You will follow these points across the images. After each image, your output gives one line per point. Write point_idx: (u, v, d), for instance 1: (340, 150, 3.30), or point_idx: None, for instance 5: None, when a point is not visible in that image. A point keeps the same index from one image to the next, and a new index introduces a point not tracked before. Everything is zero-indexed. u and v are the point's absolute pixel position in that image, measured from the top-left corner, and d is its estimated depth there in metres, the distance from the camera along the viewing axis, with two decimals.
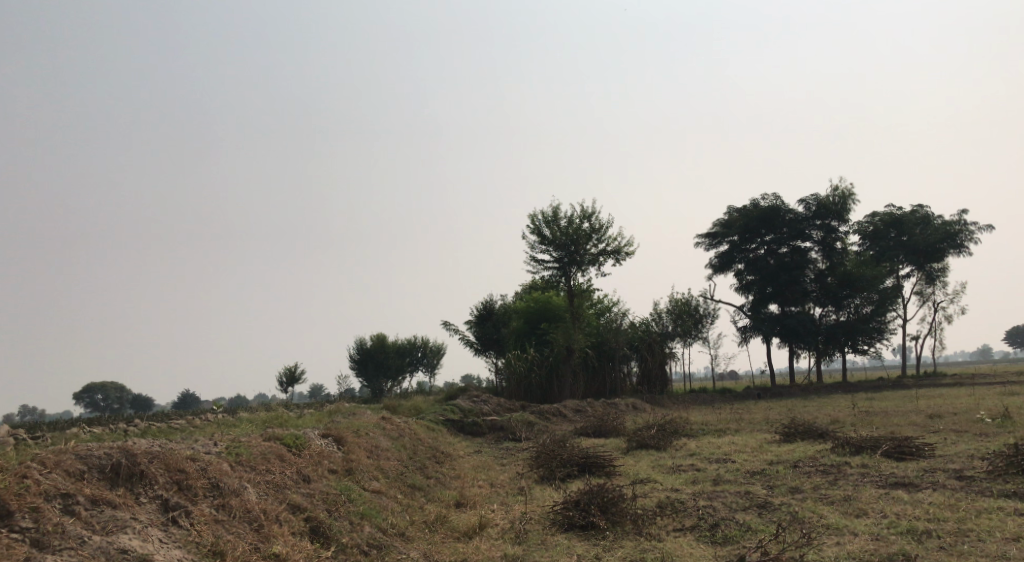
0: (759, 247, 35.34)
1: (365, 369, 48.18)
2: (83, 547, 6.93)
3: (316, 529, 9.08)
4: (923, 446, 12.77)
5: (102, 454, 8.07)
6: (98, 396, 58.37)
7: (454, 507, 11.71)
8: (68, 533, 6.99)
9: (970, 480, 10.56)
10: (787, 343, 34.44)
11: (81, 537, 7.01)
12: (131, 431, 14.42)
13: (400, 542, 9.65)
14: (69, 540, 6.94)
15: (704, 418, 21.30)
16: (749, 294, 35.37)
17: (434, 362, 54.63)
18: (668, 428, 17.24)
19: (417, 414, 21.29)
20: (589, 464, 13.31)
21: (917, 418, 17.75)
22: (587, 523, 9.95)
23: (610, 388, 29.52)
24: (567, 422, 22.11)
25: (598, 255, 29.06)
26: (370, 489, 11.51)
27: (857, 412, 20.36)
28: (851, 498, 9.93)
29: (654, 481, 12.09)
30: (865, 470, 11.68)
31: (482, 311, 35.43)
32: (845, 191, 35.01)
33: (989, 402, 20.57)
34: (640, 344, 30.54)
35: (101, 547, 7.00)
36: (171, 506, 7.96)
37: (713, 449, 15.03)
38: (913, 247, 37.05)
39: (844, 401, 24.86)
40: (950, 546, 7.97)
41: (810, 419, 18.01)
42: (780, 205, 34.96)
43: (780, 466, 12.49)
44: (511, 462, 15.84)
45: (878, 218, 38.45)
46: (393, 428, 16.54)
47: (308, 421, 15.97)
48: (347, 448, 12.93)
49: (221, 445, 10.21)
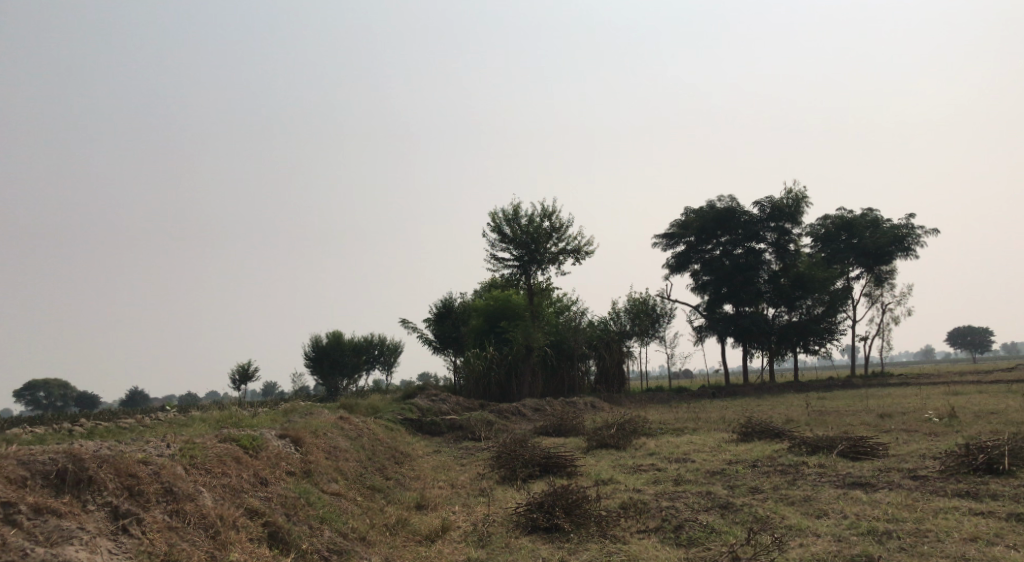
0: (714, 248, 35.71)
1: (320, 367, 47.64)
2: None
3: (274, 534, 8.87)
4: (877, 446, 12.98)
5: (46, 460, 7.75)
6: (40, 394, 56.82)
7: (415, 509, 11.58)
8: (9, 546, 6.71)
9: (925, 480, 10.75)
10: (741, 343, 34.92)
11: (24, 550, 6.74)
12: (77, 431, 14.02)
13: (361, 547, 9.48)
14: (10, 553, 6.65)
15: (661, 417, 21.43)
16: (705, 294, 35.75)
17: (391, 360, 54.20)
18: (627, 427, 17.31)
19: (374, 413, 21.08)
20: (551, 464, 13.28)
21: (869, 418, 18.07)
22: (551, 525, 9.92)
23: (568, 387, 29.57)
24: (526, 421, 22.09)
25: (558, 254, 29.10)
26: (329, 492, 11.31)
27: (811, 411, 20.65)
28: (811, 499, 10.04)
29: (616, 481, 12.09)
30: (822, 469, 11.84)
31: (441, 310, 35.30)
32: (799, 194, 35.57)
33: (936, 402, 21.05)
34: (599, 342, 30.63)
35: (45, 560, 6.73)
36: (121, 514, 7.68)
37: (673, 448, 15.12)
38: (863, 250, 37.78)
39: (797, 401, 25.19)
40: (911, 547, 8.08)
41: (766, 419, 18.21)
42: (735, 207, 35.43)
43: (739, 466, 12.59)
44: (470, 463, 15.73)
45: (830, 221, 39.17)
46: (352, 428, 16.33)
47: (263, 421, 15.61)
48: (305, 449, 12.70)
49: (174, 447, 9.89)
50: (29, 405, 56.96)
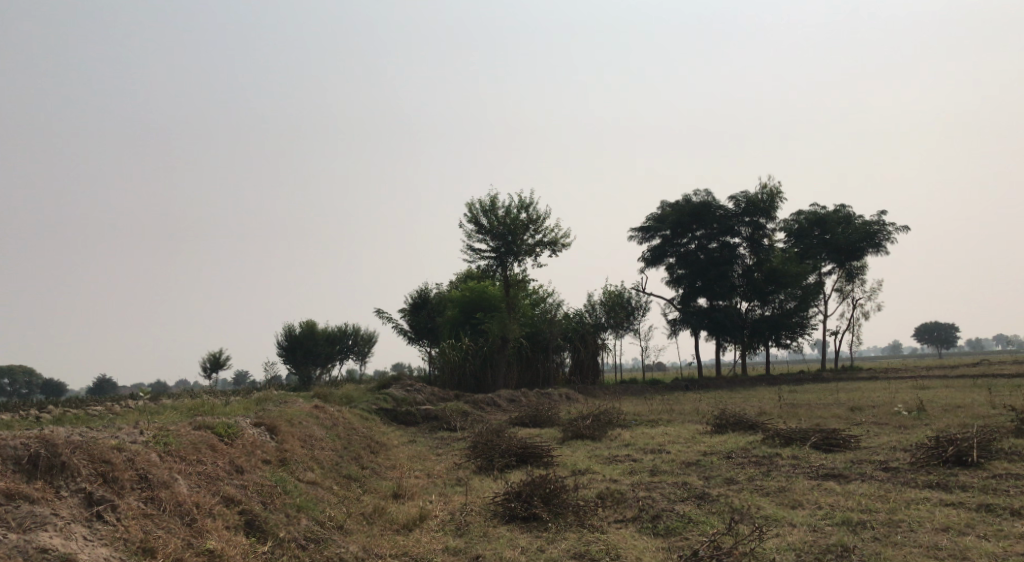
0: (690, 242, 35.91)
1: (293, 356, 47.34)
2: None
3: (251, 522, 8.80)
4: (849, 438, 13.14)
5: (18, 444, 7.61)
6: (7, 381, 56.08)
7: (392, 498, 11.55)
8: None
9: (896, 471, 10.92)
10: (714, 336, 35.18)
11: None
12: (47, 418, 13.78)
13: (338, 535, 9.42)
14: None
15: (636, 409, 21.54)
16: (679, 288, 35.97)
17: (365, 350, 53.93)
18: (603, 419, 17.39)
19: (349, 403, 20.99)
20: (527, 454, 13.31)
21: (840, 411, 18.31)
22: (529, 515, 9.94)
23: (542, 378, 29.62)
24: (501, 412, 22.13)
25: (535, 246, 29.13)
26: (305, 480, 11.24)
27: (782, 404, 20.86)
28: (786, 489, 10.16)
29: (593, 471, 12.14)
30: (796, 461, 11.97)
31: (416, 300, 35.20)
32: (773, 190, 35.89)
33: (905, 396, 21.37)
34: (574, 335, 30.73)
35: (18, 546, 6.58)
36: (96, 500, 7.56)
37: (648, 440, 15.21)
38: (835, 245, 38.22)
39: (769, 393, 25.45)
40: (885, 537, 8.21)
41: (739, 411, 18.35)
42: (711, 201, 35.65)
43: (714, 457, 12.69)
44: (446, 453, 15.71)
45: (803, 216, 39.56)
46: (327, 417, 16.25)
47: (237, 409, 15.47)
48: (280, 437, 12.62)
49: (148, 434, 9.77)
50: None
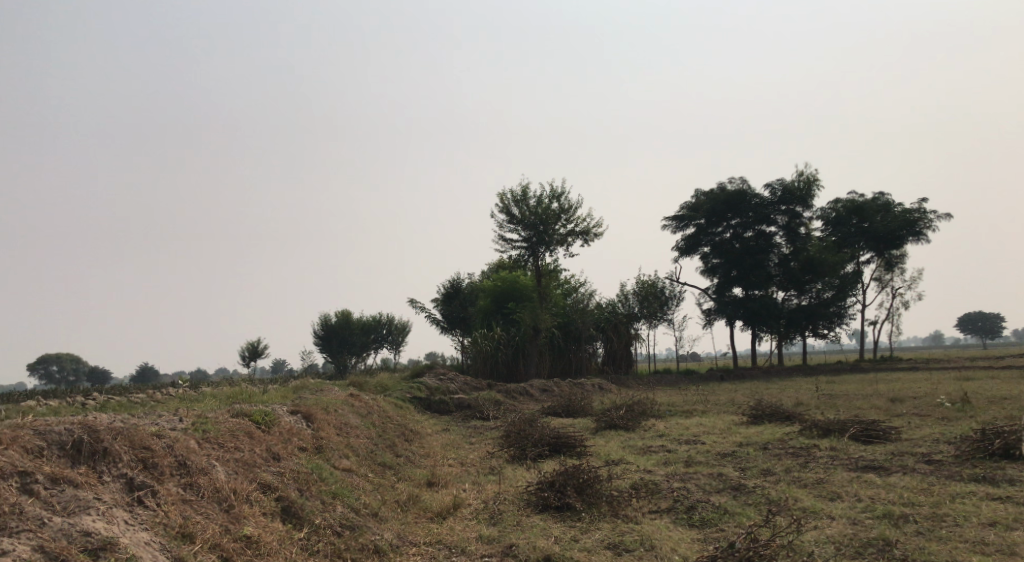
0: (725, 231, 35.55)
1: (329, 345, 47.86)
2: (43, 530, 6.46)
3: (287, 509, 8.88)
4: (890, 430, 12.91)
5: (61, 430, 7.66)
6: (53, 368, 57.60)
7: (426, 486, 11.62)
8: (26, 514, 6.52)
9: (939, 464, 10.71)
10: (750, 326, 34.81)
11: (41, 519, 6.55)
12: (90, 405, 14.08)
13: (373, 523, 9.49)
14: (27, 521, 6.46)
15: (670, 399, 21.41)
16: (714, 277, 35.64)
17: (400, 339, 54.28)
18: (637, 409, 17.31)
19: (383, 392, 21.15)
20: (560, 443, 13.31)
21: (880, 402, 18.02)
22: (563, 504, 9.92)
23: (575, 368, 29.54)
24: (534, 401, 22.14)
25: (567, 235, 29.04)
26: (340, 468, 11.33)
27: (820, 395, 20.57)
28: (824, 481, 10.02)
29: (627, 461, 12.10)
30: (834, 452, 11.81)
31: (449, 290, 35.32)
32: (810, 177, 35.36)
33: (948, 387, 20.92)
34: (607, 325, 30.58)
35: (63, 529, 6.53)
36: (136, 486, 7.63)
37: (682, 430, 15.10)
38: (874, 234, 37.55)
39: (806, 384, 25.10)
40: (928, 531, 8.06)
41: (776, 402, 18.12)
42: (746, 189, 35.21)
43: (750, 448, 12.56)
44: (480, 442, 15.76)
45: (841, 205, 38.95)
46: (362, 405, 16.36)
47: (274, 397, 15.66)
48: (316, 425, 12.73)
49: (187, 422, 9.91)
50: (41, 378, 57.66)
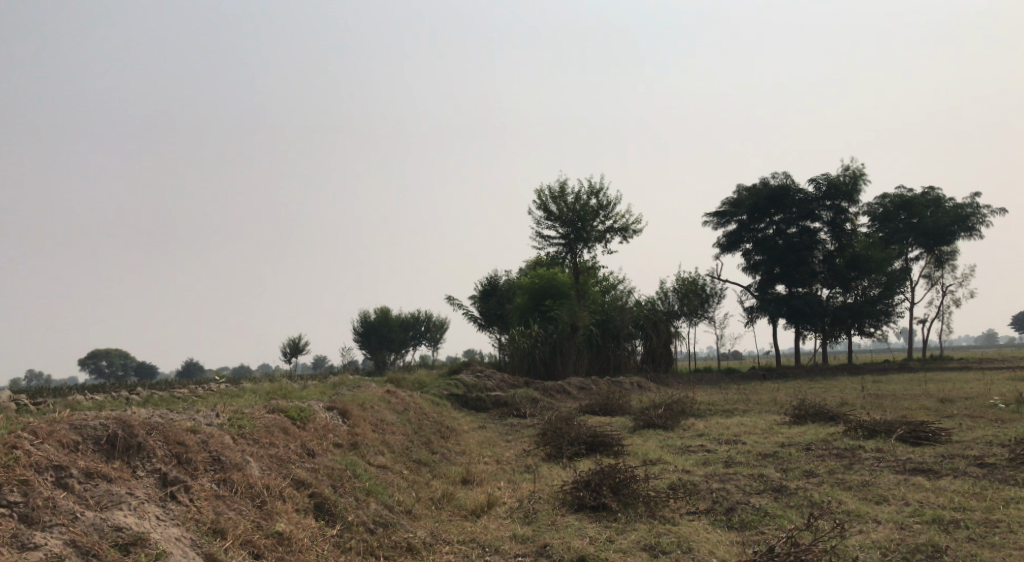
0: (768, 227, 34.93)
1: (368, 342, 48.17)
2: (75, 524, 6.44)
3: (320, 505, 8.83)
4: (940, 432, 12.48)
5: (97, 425, 7.63)
6: (103, 364, 58.94)
7: (461, 484, 11.52)
8: (59, 509, 6.49)
9: (992, 468, 10.29)
10: (793, 324, 34.16)
11: (74, 513, 6.52)
12: (133, 399, 14.27)
13: (406, 520, 9.40)
14: (60, 516, 6.43)
15: (711, 398, 21.05)
16: (757, 274, 35.05)
17: (438, 336, 54.33)
18: (676, 408, 17.02)
19: (421, 388, 21.13)
20: (598, 442, 13.12)
21: (929, 402, 17.48)
22: (598, 504, 9.74)
23: (614, 366, 29.25)
24: (571, 399, 21.95)
25: (605, 232, 28.78)
26: (375, 464, 11.29)
27: (866, 394, 20.04)
28: (870, 484, 9.69)
29: (665, 461, 11.86)
30: (880, 454, 11.43)
31: (486, 287, 35.25)
32: (856, 171, 34.62)
33: (1002, 388, 20.26)
34: (646, 322, 30.20)
35: (95, 524, 6.51)
36: (170, 481, 7.59)
37: (723, 430, 14.80)
38: (923, 229, 36.65)
39: (852, 384, 24.48)
40: (981, 538, 7.72)
41: (820, 402, 17.69)
42: (790, 184, 34.53)
43: (792, 449, 12.24)
44: (516, 440, 15.60)
45: (888, 200, 38.07)
46: (398, 402, 16.32)
47: (312, 393, 15.69)
48: (352, 421, 12.71)
49: (223, 417, 9.92)
50: (92, 373, 58.96)
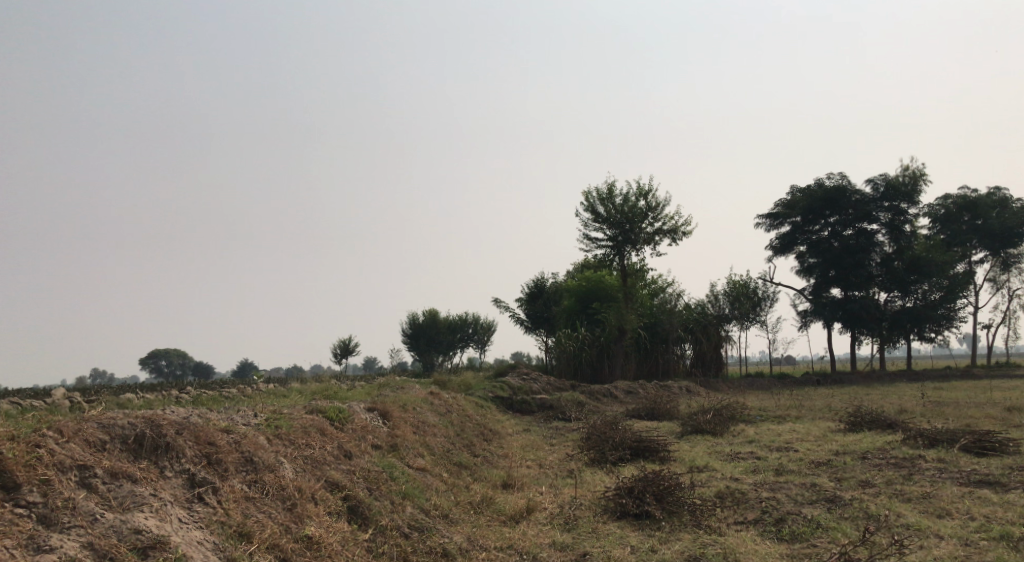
0: (822, 229, 33.94)
1: (417, 344, 48.36)
2: (94, 526, 6.34)
3: (354, 508, 8.63)
4: (1007, 443, 11.80)
5: (125, 424, 7.52)
6: (162, 363, 60.20)
7: (501, 488, 11.25)
8: (78, 510, 6.39)
9: None
10: (849, 329, 33.09)
11: (93, 515, 6.42)
12: (181, 399, 14.25)
13: (443, 525, 9.14)
14: (79, 517, 6.34)
15: (762, 404, 20.45)
16: (811, 277, 34.07)
17: (486, 339, 54.15)
18: (725, 413, 16.51)
19: (466, 390, 20.96)
20: (643, 448, 12.71)
21: (994, 411, 16.66)
22: (642, 512, 9.37)
23: (662, 370, 28.61)
24: (618, 404, 21.50)
25: (654, 234, 28.29)
26: (414, 467, 11.09)
27: (927, 402, 19.18)
28: (931, 496, 9.13)
29: (712, 469, 11.41)
30: (941, 465, 10.84)
31: (533, 289, 34.95)
32: (916, 171, 33.55)
33: None
34: (695, 326, 29.55)
35: (114, 526, 6.40)
36: (198, 482, 7.46)
37: (774, 436, 14.28)
38: (988, 231, 35.32)
39: (911, 391, 23.50)
40: None
41: (877, 409, 16.99)
42: (846, 185, 33.51)
43: (847, 457, 11.68)
44: (560, 444, 15.29)
45: (951, 201, 36.78)
46: (441, 403, 16.13)
47: (355, 393, 15.54)
48: (392, 422, 12.52)
49: (260, 417, 9.79)
50: (152, 371, 60.27)
